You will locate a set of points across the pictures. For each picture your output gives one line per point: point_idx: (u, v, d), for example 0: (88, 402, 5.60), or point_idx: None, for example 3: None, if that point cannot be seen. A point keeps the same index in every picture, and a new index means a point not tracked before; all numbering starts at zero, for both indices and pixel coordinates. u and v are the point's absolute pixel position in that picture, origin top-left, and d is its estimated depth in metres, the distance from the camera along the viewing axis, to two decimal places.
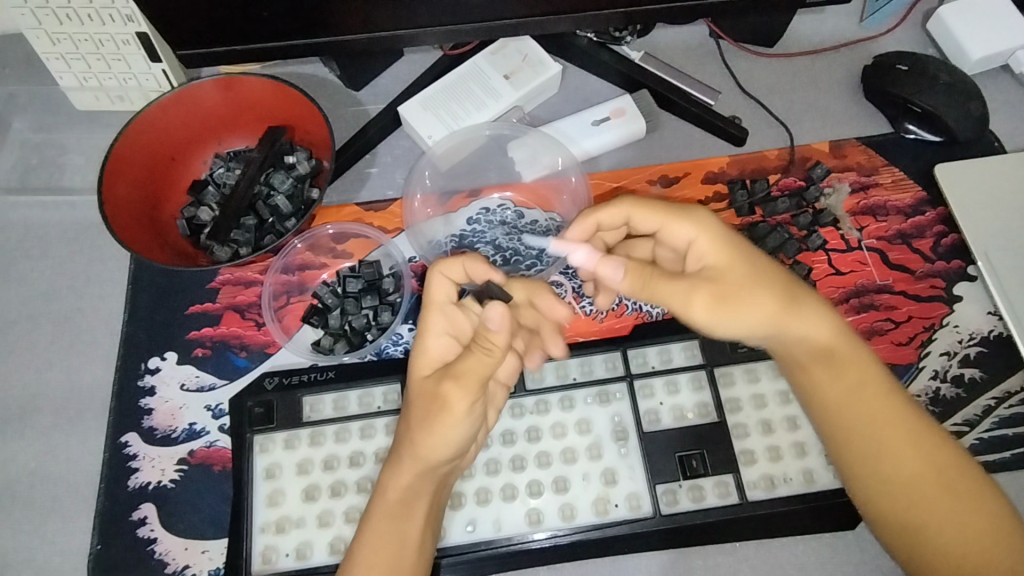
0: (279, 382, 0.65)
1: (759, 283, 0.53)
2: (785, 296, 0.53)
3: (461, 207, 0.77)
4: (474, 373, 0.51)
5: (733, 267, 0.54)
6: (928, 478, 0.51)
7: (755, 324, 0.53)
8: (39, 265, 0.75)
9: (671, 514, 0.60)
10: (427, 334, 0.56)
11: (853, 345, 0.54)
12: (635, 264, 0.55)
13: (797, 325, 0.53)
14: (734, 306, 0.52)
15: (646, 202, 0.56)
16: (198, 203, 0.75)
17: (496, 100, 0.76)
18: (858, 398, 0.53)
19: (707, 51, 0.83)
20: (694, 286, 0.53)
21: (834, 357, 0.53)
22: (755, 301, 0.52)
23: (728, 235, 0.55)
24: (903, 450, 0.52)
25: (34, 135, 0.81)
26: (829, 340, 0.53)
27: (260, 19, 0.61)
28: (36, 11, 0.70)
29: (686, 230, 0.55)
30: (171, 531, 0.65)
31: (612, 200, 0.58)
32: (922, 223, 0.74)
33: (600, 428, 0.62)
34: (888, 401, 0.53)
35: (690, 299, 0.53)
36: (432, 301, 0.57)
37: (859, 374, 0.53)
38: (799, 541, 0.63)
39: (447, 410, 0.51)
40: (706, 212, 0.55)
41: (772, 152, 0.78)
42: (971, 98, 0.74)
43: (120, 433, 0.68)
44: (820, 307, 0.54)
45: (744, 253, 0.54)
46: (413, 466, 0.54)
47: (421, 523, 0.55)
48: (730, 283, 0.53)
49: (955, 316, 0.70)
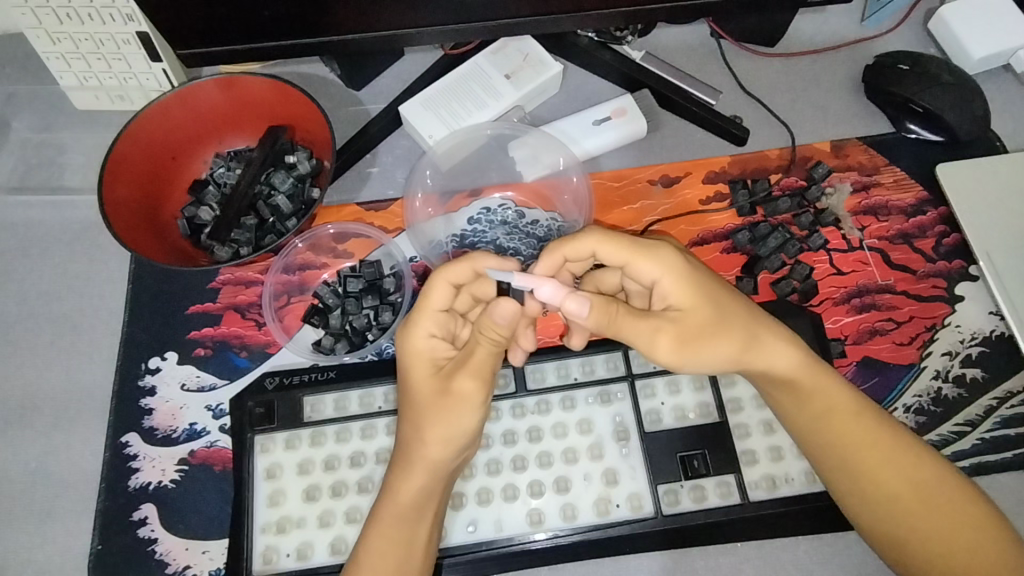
0: (280, 382, 0.65)
1: (722, 325, 0.54)
2: (749, 336, 0.55)
3: (461, 207, 0.77)
4: (484, 362, 0.55)
5: (698, 309, 0.54)
6: (908, 494, 0.53)
7: (719, 364, 0.54)
8: (39, 264, 0.75)
9: (673, 514, 0.59)
10: (418, 337, 0.57)
11: (820, 370, 0.56)
12: (602, 299, 0.52)
13: (759, 361, 0.55)
14: (699, 347, 0.53)
15: (610, 236, 0.54)
16: (198, 203, 0.75)
17: (497, 100, 0.76)
18: (829, 424, 0.55)
19: (708, 51, 0.82)
20: (658, 327, 0.53)
21: (802, 386, 0.56)
22: (720, 343, 0.54)
23: (691, 273, 0.55)
24: (881, 470, 0.54)
25: (34, 135, 0.81)
26: (794, 373, 0.56)
27: (261, 19, 0.60)
28: (36, 10, 0.70)
29: (650, 270, 0.54)
30: (172, 532, 0.65)
31: (575, 235, 0.55)
32: (924, 223, 0.74)
33: (601, 428, 0.62)
34: (862, 423, 0.55)
35: (655, 340, 0.53)
36: (424, 305, 0.57)
37: (828, 402, 0.56)
38: (801, 541, 0.63)
39: (466, 400, 0.55)
40: (669, 250, 0.55)
41: (773, 152, 0.78)
42: (973, 98, 0.74)
43: (121, 433, 0.68)
44: (782, 343, 0.56)
45: (705, 292, 0.54)
46: (426, 465, 0.55)
47: (429, 524, 0.56)
48: (693, 324, 0.54)
49: (957, 316, 0.70)
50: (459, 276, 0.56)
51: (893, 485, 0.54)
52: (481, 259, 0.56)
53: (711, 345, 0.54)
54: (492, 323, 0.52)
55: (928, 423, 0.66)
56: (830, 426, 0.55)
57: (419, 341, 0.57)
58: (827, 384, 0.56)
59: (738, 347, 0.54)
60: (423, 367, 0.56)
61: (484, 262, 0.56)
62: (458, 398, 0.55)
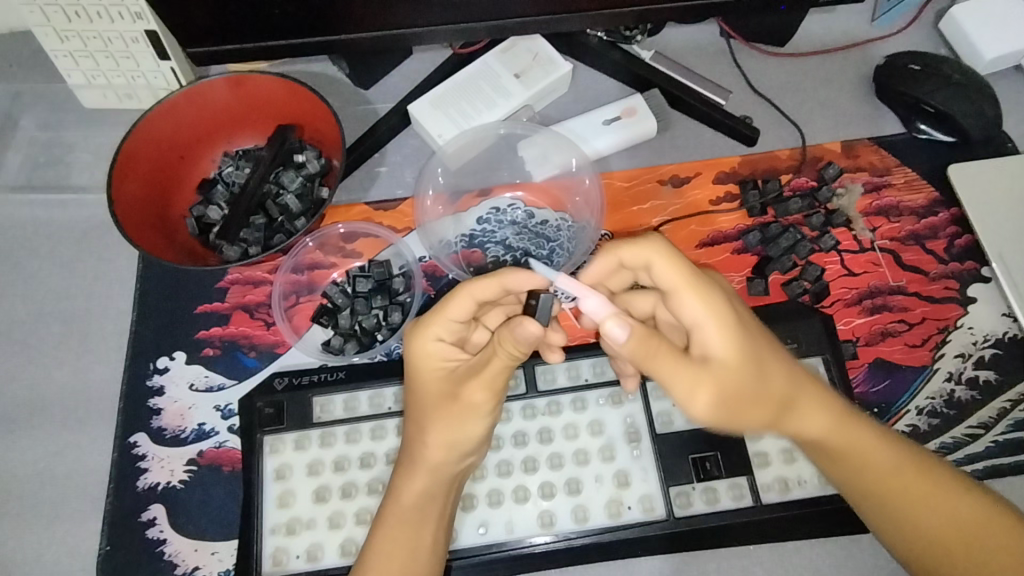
0: (289, 382, 0.65)
1: (761, 385, 0.52)
2: (786, 394, 0.53)
3: (471, 207, 0.76)
4: (500, 373, 0.56)
5: (741, 364, 0.51)
6: (955, 535, 0.53)
7: (752, 420, 0.52)
8: (46, 263, 0.75)
9: (684, 517, 0.59)
10: (427, 341, 0.55)
11: (852, 425, 0.55)
12: (642, 329, 0.49)
13: (792, 412, 0.54)
14: (734, 403, 0.51)
15: (672, 258, 0.51)
16: (207, 202, 0.75)
17: (506, 99, 0.76)
18: (862, 468, 0.54)
19: (718, 51, 0.82)
20: (698, 376, 0.50)
21: (834, 442, 0.55)
22: (755, 401, 0.52)
23: (733, 318, 0.51)
24: (925, 513, 0.53)
25: (41, 133, 0.80)
26: (826, 418, 0.54)
27: (272, 17, 0.60)
28: (44, 8, 0.70)
29: (693, 309, 0.51)
30: (181, 532, 0.65)
31: (640, 243, 0.51)
32: (935, 224, 0.74)
33: (612, 429, 0.62)
34: (904, 469, 0.54)
35: (692, 392, 0.50)
36: (438, 311, 0.54)
37: (863, 455, 0.54)
38: (814, 544, 0.63)
39: (474, 408, 0.55)
40: (715, 292, 0.51)
41: (784, 152, 0.77)
42: (985, 98, 0.73)
43: (129, 434, 0.68)
44: (818, 401, 0.54)
45: (743, 338, 0.51)
46: (428, 468, 0.55)
47: (434, 529, 0.55)
48: (730, 374, 0.51)
49: (969, 318, 0.70)
50: (484, 293, 0.54)
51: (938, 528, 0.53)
52: (510, 276, 0.53)
53: (745, 401, 0.51)
54: (513, 339, 0.52)
55: (941, 425, 0.66)
56: (869, 477, 0.54)
57: (427, 345, 0.55)
58: (856, 429, 0.55)
59: (771, 404, 0.53)
60: (431, 370, 0.56)
61: (513, 281, 0.53)
62: (466, 405, 0.55)
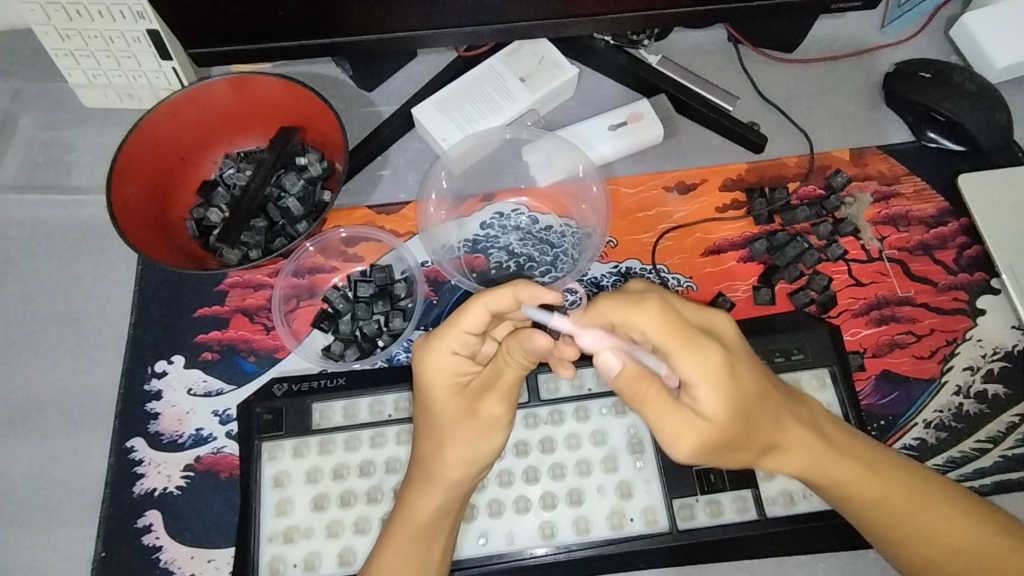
0: (288, 388, 0.63)
1: (747, 436, 0.51)
2: (771, 438, 0.52)
3: (474, 211, 0.76)
4: (512, 383, 0.56)
5: (732, 423, 0.49)
6: (942, 556, 0.54)
7: (737, 461, 0.53)
8: (44, 265, 0.74)
9: (688, 529, 0.58)
10: (441, 355, 0.53)
11: (834, 460, 0.54)
12: (636, 367, 0.50)
13: (778, 453, 0.53)
14: (720, 453, 0.51)
15: (666, 325, 0.47)
16: (207, 205, 0.73)
17: (511, 103, 0.75)
18: (849, 498, 0.54)
19: (726, 56, 0.81)
20: (684, 427, 0.50)
21: (817, 476, 0.54)
22: (740, 451, 0.52)
23: (729, 383, 0.49)
24: (910, 536, 0.54)
25: (41, 133, 0.79)
26: (812, 456, 0.54)
27: (276, 18, 0.59)
28: (45, 7, 0.69)
29: (688, 372, 0.48)
30: (177, 540, 0.64)
31: (633, 311, 0.47)
32: (944, 234, 0.73)
33: (615, 439, 0.61)
34: (894, 496, 0.54)
35: (675, 440, 0.50)
36: (451, 324, 0.52)
37: (847, 489, 0.54)
38: (818, 558, 0.62)
39: (492, 421, 0.55)
40: (712, 355, 0.48)
41: (791, 160, 0.76)
42: (996, 107, 0.72)
43: (126, 438, 0.67)
44: (802, 438, 0.53)
45: (733, 399, 0.49)
46: (446, 484, 0.55)
47: (443, 543, 0.56)
48: (716, 432, 0.50)
49: (978, 330, 0.69)
50: (499, 302, 0.51)
51: (926, 550, 0.54)
52: (526, 288, 0.51)
53: (731, 449, 0.51)
54: (523, 348, 0.53)
55: (949, 439, 0.65)
56: (856, 507, 0.54)
57: (441, 359, 0.53)
58: (841, 464, 0.54)
59: (756, 449, 0.52)
60: (446, 384, 0.54)
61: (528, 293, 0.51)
62: (484, 419, 0.55)
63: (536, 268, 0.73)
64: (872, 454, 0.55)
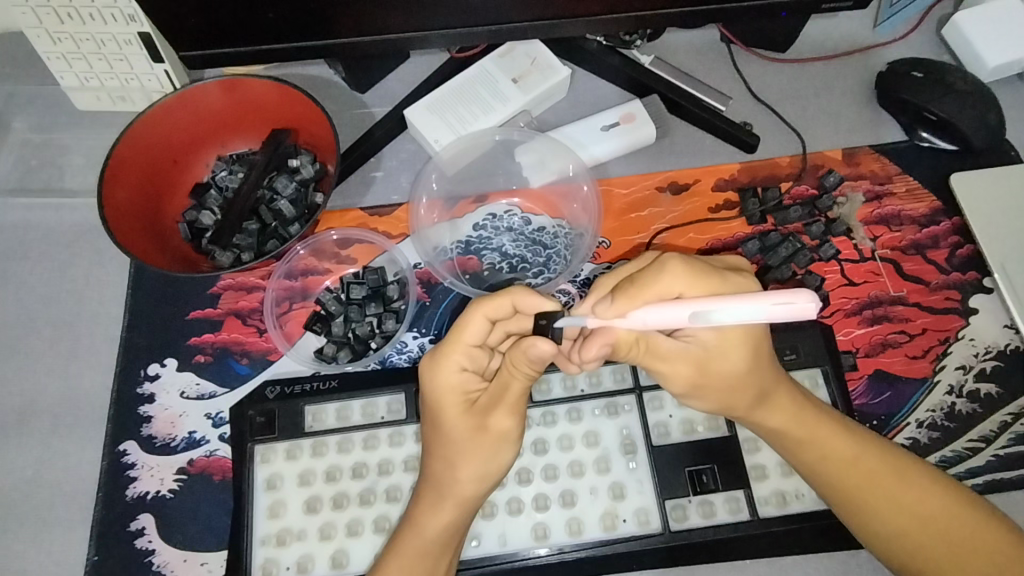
0: (281, 391, 0.64)
1: (739, 378, 0.53)
2: (766, 386, 0.54)
3: (467, 213, 0.76)
4: (519, 395, 0.54)
5: (727, 354, 0.52)
6: (917, 527, 0.53)
7: (729, 406, 0.55)
8: (36, 267, 0.74)
9: (680, 530, 0.58)
10: (450, 371, 0.54)
11: (816, 419, 0.55)
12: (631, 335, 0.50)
13: (768, 411, 0.55)
14: (714, 387, 0.54)
15: (696, 275, 0.49)
16: (200, 207, 0.74)
17: (503, 104, 0.75)
18: (831, 463, 0.54)
19: (718, 56, 0.81)
20: (672, 365, 0.53)
21: (802, 437, 0.55)
22: (738, 388, 0.53)
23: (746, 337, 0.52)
24: (881, 503, 0.53)
25: (34, 136, 0.79)
26: (799, 418, 0.55)
27: (266, 20, 0.59)
28: (36, 10, 0.69)
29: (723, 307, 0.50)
30: (169, 542, 0.64)
31: (660, 277, 0.49)
32: (937, 234, 0.73)
33: (608, 440, 0.61)
34: (865, 464, 0.54)
35: (670, 373, 0.53)
36: (455, 339, 0.54)
37: (821, 445, 0.55)
38: (811, 558, 0.62)
39: (503, 437, 0.54)
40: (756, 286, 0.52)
41: (784, 160, 0.76)
42: (989, 107, 0.72)
43: (118, 442, 0.67)
44: (788, 395, 0.55)
45: (738, 350, 0.52)
46: (457, 500, 0.54)
47: (449, 558, 0.55)
48: (715, 366, 0.52)
49: (971, 329, 0.69)
50: (497, 310, 0.53)
51: (907, 523, 0.53)
52: (523, 296, 0.53)
53: (726, 388, 0.53)
54: (527, 358, 0.51)
55: (941, 438, 0.65)
56: (838, 471, 0.54)
57: (449, 376, 0.54)
58: (825, 428, 0.55)
59: (751, 393, 0.54)
60: (455, 402, 0.54)
61: (523, 301, 0.53)
62: (495, 435, 0.54)
63: (529, 269, 0.73)
64: (853, 429, 0.56)
